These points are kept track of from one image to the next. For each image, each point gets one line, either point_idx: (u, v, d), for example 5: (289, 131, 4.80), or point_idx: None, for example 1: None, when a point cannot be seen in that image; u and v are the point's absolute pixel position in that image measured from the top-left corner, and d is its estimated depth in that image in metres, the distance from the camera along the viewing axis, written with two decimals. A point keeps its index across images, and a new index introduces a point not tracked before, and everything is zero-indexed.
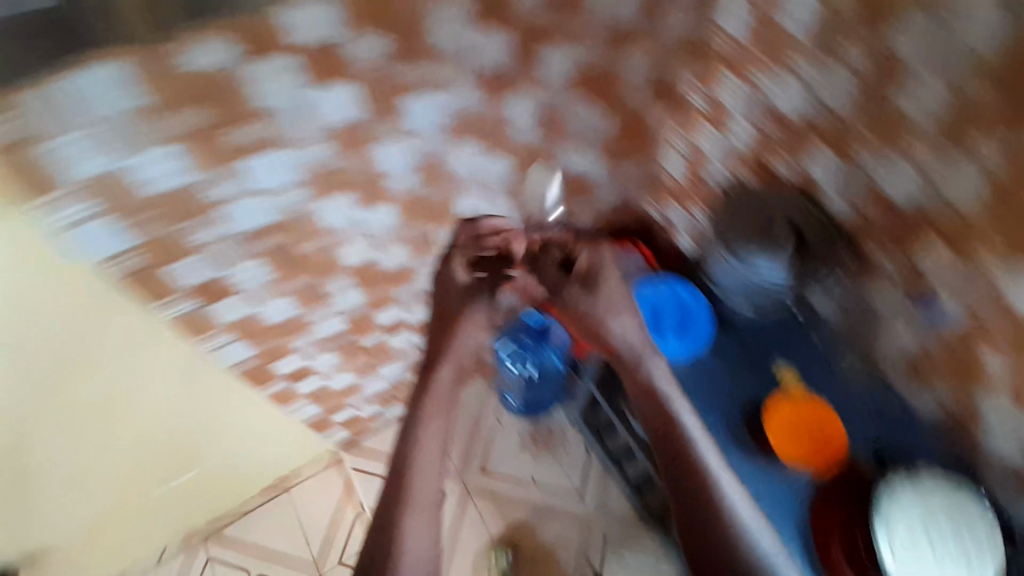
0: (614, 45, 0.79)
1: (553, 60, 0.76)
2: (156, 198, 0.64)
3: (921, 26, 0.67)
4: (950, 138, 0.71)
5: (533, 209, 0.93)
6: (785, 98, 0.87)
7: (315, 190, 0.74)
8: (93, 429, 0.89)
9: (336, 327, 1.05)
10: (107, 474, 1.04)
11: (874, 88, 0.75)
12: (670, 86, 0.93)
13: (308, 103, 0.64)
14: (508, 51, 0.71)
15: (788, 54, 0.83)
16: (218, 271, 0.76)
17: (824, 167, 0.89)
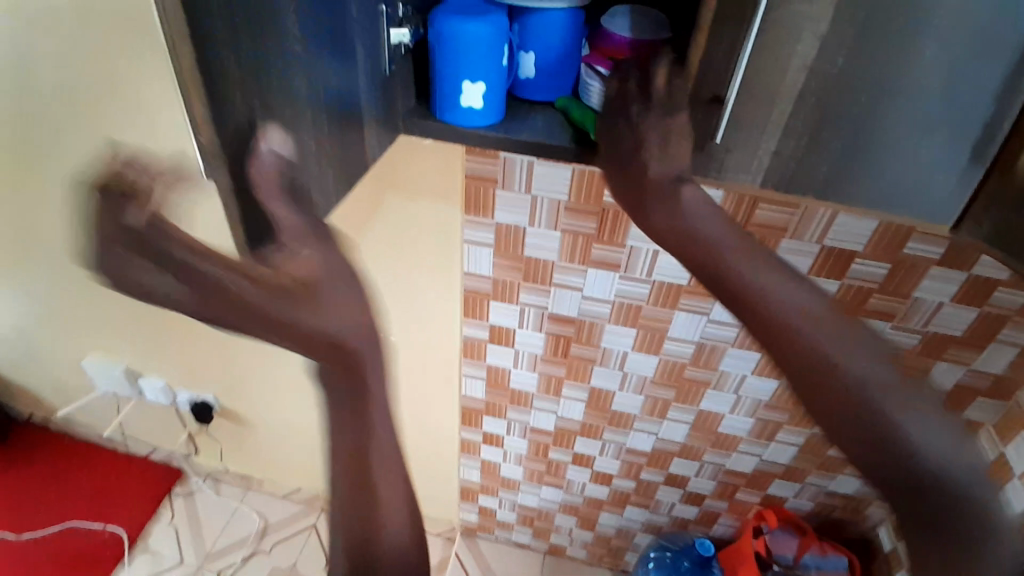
0: (862, 242, 0.74)
1: (584, 203, 0.79)
2: (467, 189, 0.82)
3: (890, 235, 0.72)
4: (898, 328, 0.81)
5: (671, 317, 0.88)
6: (938, 317, 0.78)
7: (503, 236, 0.86)
8: (207, 314, 1.15)
9: (548, 399, 1.08)
10: (224, 354, 1.23)
11: (949, 316, 0.78)
12: (841, 266, 0.76)
13: (507, 204, 0.82)
14: (575, 187, 0.78)
15: (901, 249, 0.73)
16: (487, 271, 0.91)
17: (944, 320, 0.79)
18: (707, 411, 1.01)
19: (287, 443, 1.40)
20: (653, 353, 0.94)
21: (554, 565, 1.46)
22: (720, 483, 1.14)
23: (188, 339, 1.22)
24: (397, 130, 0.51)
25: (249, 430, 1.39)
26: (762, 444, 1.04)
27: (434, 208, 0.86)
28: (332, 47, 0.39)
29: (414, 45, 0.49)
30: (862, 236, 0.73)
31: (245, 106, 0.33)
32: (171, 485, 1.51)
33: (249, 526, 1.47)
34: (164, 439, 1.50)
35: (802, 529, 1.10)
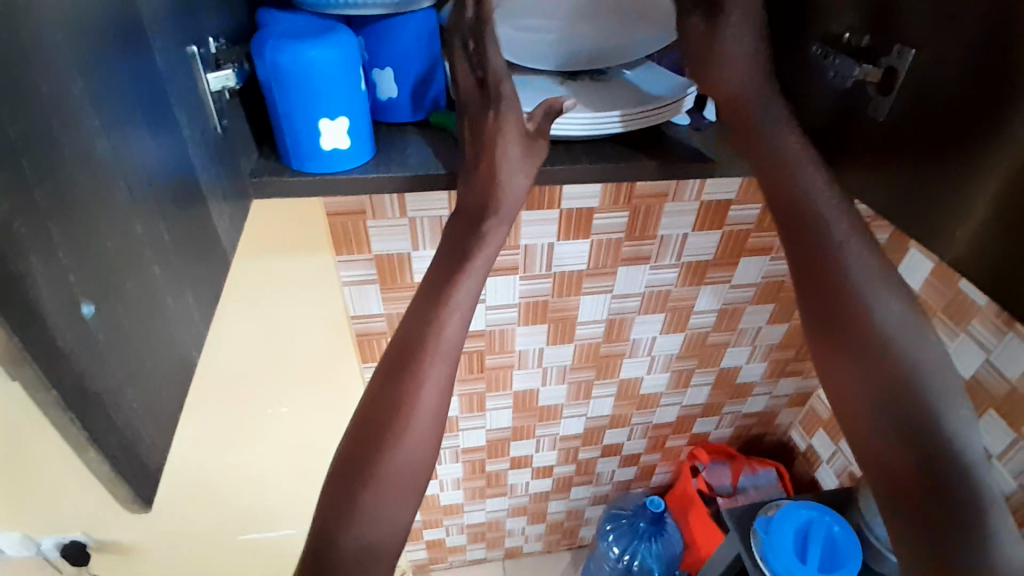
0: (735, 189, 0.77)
1: None
2: (333, 228, 0.72)
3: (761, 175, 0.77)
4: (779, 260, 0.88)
5: (577, 303, 0.86)
6: None
7: (385, 268, 0.77)
8: (32, 451, 0.90)
9: (474, 417, 1.02)
10: (71, 489, 0.98)
11: None
12: (721, 215, 0.79)
13: (384, 233, 0.73)
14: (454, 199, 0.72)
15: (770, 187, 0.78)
16: (378, 309, 0.81)
17: None
18: (628, 379, 1.02)
19: (185, 557, 1.18)
20: (568, 341, 0.92)
21: (515, 567, 1.43)
22: (651, 438, 1.18)
23: (13, 487, 0.95)
24: (250, 197, 0.39)
25: (132, 559, 1.15)
26: (681, 392, 1.08)
27: (298, 255, 0.74)
28: (147, 124, 0.26)
29: (241, 86, 0.38)
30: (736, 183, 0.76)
31: (42, 256, 0.19)
32: None
33: None
34: None
35: (731, 455, 1.19)
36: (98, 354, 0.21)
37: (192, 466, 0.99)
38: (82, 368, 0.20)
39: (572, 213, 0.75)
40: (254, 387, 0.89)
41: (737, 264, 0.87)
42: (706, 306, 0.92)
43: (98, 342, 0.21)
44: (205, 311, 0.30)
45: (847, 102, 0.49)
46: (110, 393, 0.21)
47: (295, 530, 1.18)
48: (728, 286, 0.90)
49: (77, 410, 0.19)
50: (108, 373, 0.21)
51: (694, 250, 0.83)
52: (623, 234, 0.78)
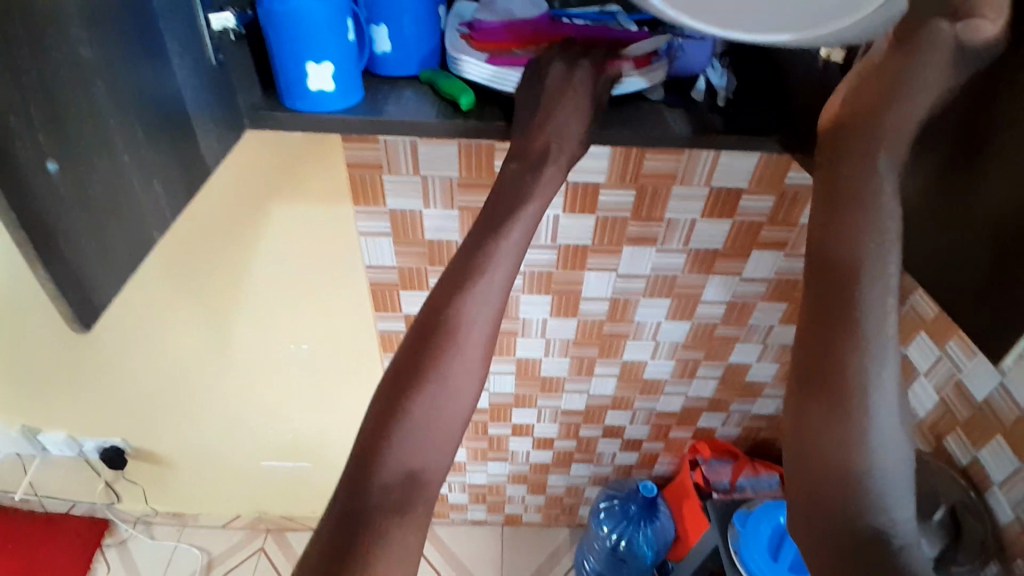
0: (748, 179, 0.77)
1: (478, 176, 0.76)
2: (352, 178, 0.77)
3: (776, 167, 0.76)
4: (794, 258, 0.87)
5: (582, 278, 0.88)
6: None
7: (399, 223, 0.82)
8: (86, 354, 1.03)
9: None
10: (119, 395, 1.11)
11: None
12: (731, 204, 0.80)
13: (399, 188, 0.78)
14: (465, 162, 0.75)
15: (784, 181, 0.78)
16: (391, 261, 0.87)
17: None
18: (632, 362, 1.03)
19: (213, 473, 1.31)
20: (571, 316, 0.94)
21: (513, 534, 1.48)
22: (654, 426, 1.18)
23: (71, 385, 1.09)
24: (243, 129, 0.45)
25: (167, 468, 1.29)
26: (686, 382, 1.08)
27: (321, 202, 0.81)
28: (137, 43, 0.32)
29: (243, 28, 0.43)
30: (749, 172, 0.77)
31: (24, 121, 0.25)
32: (98, 539, 1.39)
33: (168, 552, 1.39)
34: (77, 492, 1.36)
35: (734, 455, 1.18)
36: (59, 204, 0.28)
37: (222, 390, 1.09)
38: (44, 210, 0.27)
39: (579, 187, 0.77)
40: (277, 323, 0.97)
41: (748, 257, 0.86)
42: (715, 297, 0.92)
43: (59, 193, 0.28)
44: (174, 205, 0.37)
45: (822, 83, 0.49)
46: (64, 235, 0.28)
47: (310, 463, 1.28)
48: (738, 279, 0.89)
49: (32, 234, 0.26)
50: (67, 219, 0.28)
51: (703, 238, 0.83)
52: (629, 213, 0.80)
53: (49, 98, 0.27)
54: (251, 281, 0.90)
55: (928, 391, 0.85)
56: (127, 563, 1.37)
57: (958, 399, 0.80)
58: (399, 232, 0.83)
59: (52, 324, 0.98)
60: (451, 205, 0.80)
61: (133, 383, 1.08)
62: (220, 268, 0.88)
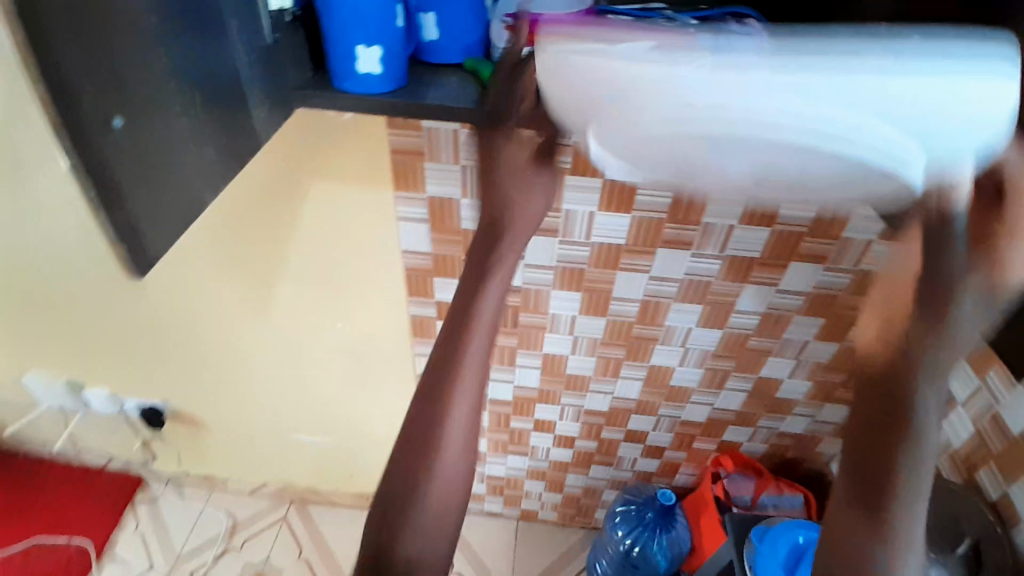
0: None
1: None
2: (395, 164, 0.80)
3: None
4: (833, 273, 0.85)
5: (612, 278, 0.88)
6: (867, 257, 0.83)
7: (436, 210, 0.84)
8: (136, 317, 1.09)
9: (504, 371, 1.08)
10: (164, 358, 1.17)
11: (880, 253, 0.82)
12: (771, 212, 0.78)
13: (439, 175, 0.80)
14: None
15: None
16: (426, 248, 0.89)
17: (875, 257, 0.83)
18: (658, 366, 1.02)
19: (244, 441, 1.36)
20: (600, 315, 0.94)
21: (528, 529, 1.48)
22: (677, 435, 1.17)
23: (120, 344, 1.16)
24: (291, 104, 0.48)
25: (203, 431, 1.35)
26: (714, 392, 1.06)
27: (363, 185, 0.83)
28: (185, 13, 0.35)
29: (299, 11, 0.46)
30: None
31: (94, 90, 0.33)
32: (134, 494, 1.47)
33: (198, 513, 1.46)
34: (119, 447, 1.45)
35: (759, 472, 1.15)
36: (115, 151, 0.35)
37: (259, 360, 1.14)
38: (102, 154, 0.35)
39: (615, 186, 0.77)
40: (314, 300, 1.01)
41: (786, 268, 0.85)
42: (748, 307, 0.90)
43: (117, 142, 0.35)
44: (225, 165, 0.42)
45: None
46: (123, 188, 0.36)
47: (337, 440, 1.32)
48: (773, 290, 0.88)
49: (92, 173, 0.34)
50: (119, 170, 0.36)
51: (739, 246, 0.82)
52: (665, 215, 0.80)
53: (117, 61, 0.33)
54: (294, 259, 0.94)
55: (964, 420, 0.81)
56: (159, 519, 1.44)
57: (993, 433, 0.77)
58: (436, 218, 0.85)
59: (108, 285, 1.04)
60: (488, 195, 0.81)
61: (176, 347, 1.14)
62: (265, 242, 0.92)
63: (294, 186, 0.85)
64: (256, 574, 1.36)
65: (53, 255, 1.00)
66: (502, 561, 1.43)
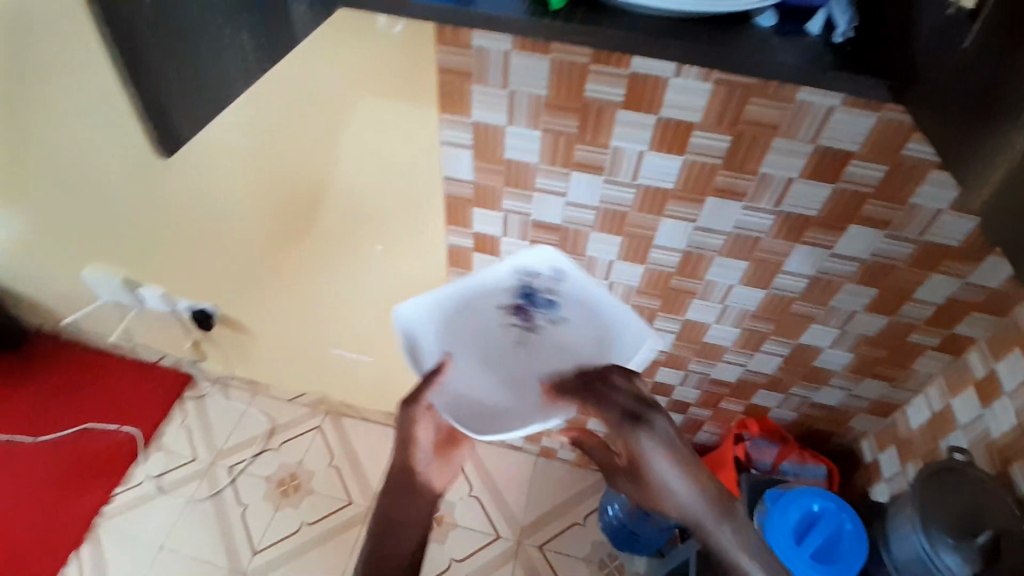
0: (860, 142, 0.70)
1: (566, 98, 0.74)
2: (442, 84, 0.77)
3: (897, 132, 0.68)
4: (896, 241, 0.79)
5: (656, 225, 0.85)
6: (937, 227, 0.76)
7: (480, 138, 0.82)
8: (192, 222, 1.13)
9: None
10: (215, 265, 1.23)
11: (952, 224, 0.76)
12: (835, 167, 0.73)
13: (486, 100, 0.77)
14: (555, 82, 0.72)
15: (902, 150, 0.69)
16: (468, 176, 0.88)
17: (947, 227, 0.76)
18: (693, 322, 1.00)
19: (286, 351, 1.43)
20: (639, 263, 0.92)
21: (545, 466, 1.53)
22: (705, 392, 1.15)
23: (174, 247, 1.21)
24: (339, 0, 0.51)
25: (248, 337, 1.42)
26: (748, 354, 1.03)
27: (408, 106, 0.82)
28: None
29: None
30: (863, 134, 0.69)
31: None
32: (183, 389, 1.58)
33: (241, 412, 1.56)
34: (171, 345, 1.55)
35: (784, 438, 1.12)
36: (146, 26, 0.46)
37: (301, 275, 1.18)
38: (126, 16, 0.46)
39: (670, 125, 0.73)
40: (355, 220, 1.02)
41: (844, 231, 0.80)
42: (796, 269, 0.86)
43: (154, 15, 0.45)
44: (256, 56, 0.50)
45: (950, 28, 0.43)
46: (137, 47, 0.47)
47: (371, 360, 1.37)
48: (827, 253, 0.83)
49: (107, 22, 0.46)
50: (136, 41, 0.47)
51: (795, 202, 0.77)
52: (720, 161, 0.75)
53: None
54: (337, 176, 0.95)
55: (1008, 412, 0.79)
56: (205, 413, 1.56)
57: None
58: (479, 145, 0.83)
59: (164, 188, 1.08)
60: (534, 125, 0.78)
61: (225, 254, 1.19)
62: (310, 156, 0.93)
63: (338, 99, 0.83)
64: (290, 473, 1.47)
65: (117, 151, 1.05)
66: (519, 493, 1.49)
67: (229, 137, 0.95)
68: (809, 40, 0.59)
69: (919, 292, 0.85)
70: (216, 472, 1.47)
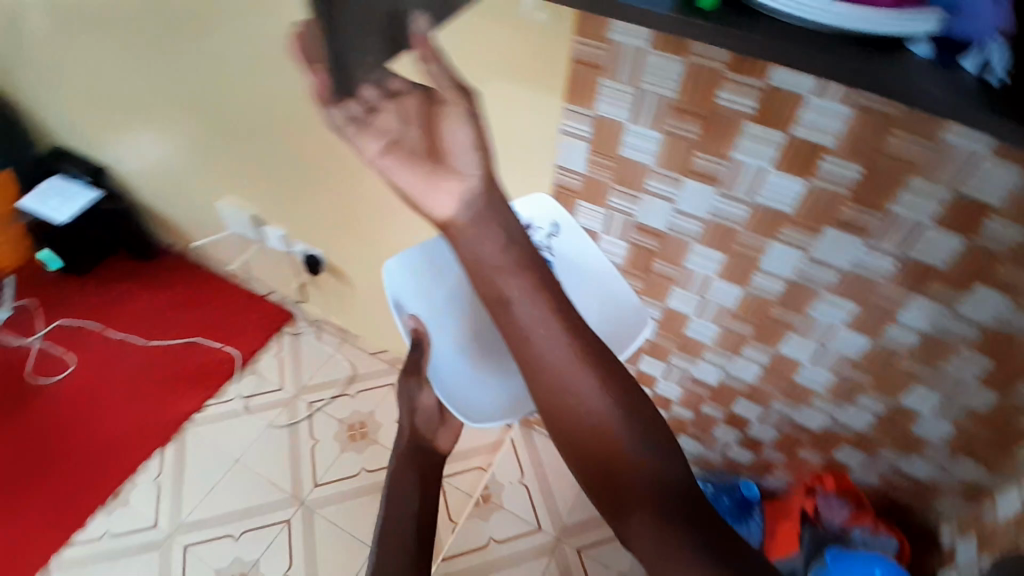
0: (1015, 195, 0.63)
1: (694, 102, 0.72)
2: (571, 73, 0.79)
3: None
4: None
5: (762, 248, 0.82)
6: None
7: (598, 133, 0.83)
8: (322, 173, 1.24)
9: None
10: (333, 216, 1.33)
11: None
12: (979, 218, 0.66)
13: (611, 95, 0.78)
14: (686, 85, 0.72)
15: None
16: (579, 168, 0.89)
17: None
18: (783, 357, 0.95)
19: (379, 307, 1.52)
20: (738, 284, 0.88)
21: None
22: (782, 434, 1.08)
23: (302, 194, 1.33)
24: None
25: (348, 288, 1.53)
26: (838, 403, 0.96)
27: (535, 91, 0.84)
28: None
29: None
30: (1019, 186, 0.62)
31: None
32: (284, 324, 1.73)
33: (328, 355, 1.68)
34: (282, 282, 1.70)
35: (861, 502, 1.04)
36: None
37: (404, 238, 1.25)
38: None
39: (799, 145, 0.70)
40: None
41: (976, 291, 0.72)
42: (913, 322, 0.79)
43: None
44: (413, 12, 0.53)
45: None
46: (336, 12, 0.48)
47: None
48: (951, 311, 0.75)
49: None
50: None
51: (924, 249, 0.71)
52: (847, 191, 0.71)
53: None
54: None
55: None
56: (298, 350, 1.70)
57: None
58: (597, 138, 0.83)
59: (304, 139, 1.19)
60: (656, 127, 0.77)
61: (344, 207, 1.28)
62: None
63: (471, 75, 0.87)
64: (360, 421, 1.57)
65: (269, 101, 1.16)
66: (568, 492, 1.49)
67: None
68: (961, 76, 0.55)
69: None
70: (297, 405, 1.60)
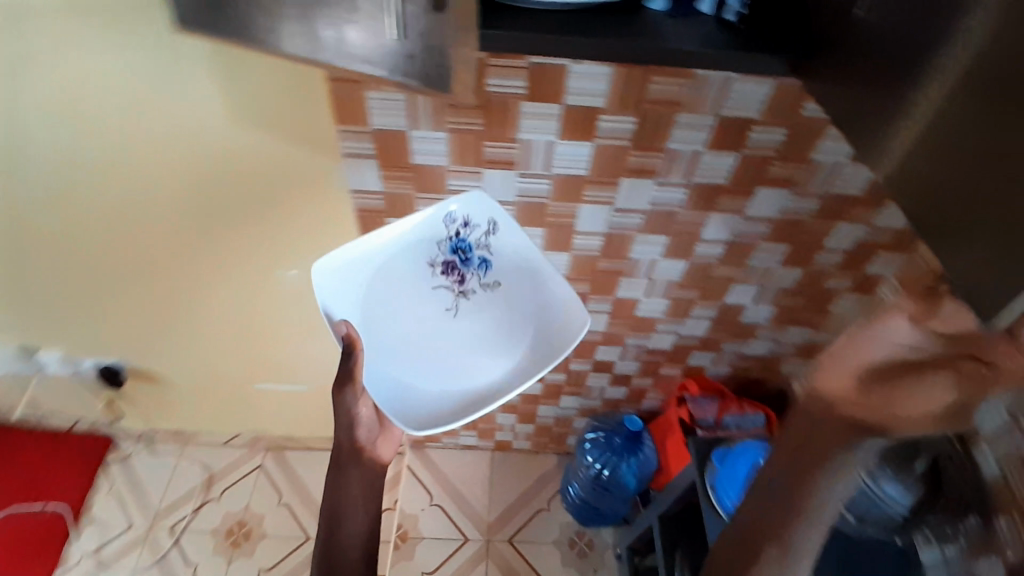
0: (758, 108, 0.72)
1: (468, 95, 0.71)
2: (334, 95, 0.72)
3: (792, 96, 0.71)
4: (801, 198, 0.83)
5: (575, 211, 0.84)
6: (836, 180, 0.80)
7: (383, 147, 0.78)
8: (84, 276, 1.01)
9: None
10: (116, 317, 1.11)
11: (849, 176, 0.80)
12: (738, 135, 0.75)
13: (384, 107, 0.73)
14: None
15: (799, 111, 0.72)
16: (376, 187, 0.83)
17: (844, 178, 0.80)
18: (624, 299, 1.01)
19: (213, 394, 1.33)
20: (564, 250, 0.91)
21: (502, 460, 1.52)
22: (644, 363, 1.17)
23: (64, 306, 1.08)
24: None
25: (167, 387, 1.31)
26: (679, 321, 1.06)
27: (303, 121, 0.76)
28: None
29: None
30: (759, 100, 0.71)
31: None
32: (102, 455, 1.44)
33: (172, 467, 1.44)
34: (82, 409, 1.40)
35: (722, 393, 1.17)
36: None
37: (213, 313, 1.09)
38: None
39: (576, 112, 0.72)
40: (263, 249, 0.94)
41: (753, 194, 0.82)
42: (714, 235, 0.88)
43: None
44: None
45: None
46: None
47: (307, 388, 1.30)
48: (740, 217, 0.85)
49: None
50: None
51: (706, 173, 0.79)
52: (629, 141, 0.75)
53: None
54: (233, 203, 0.87)
55: None
56: (132, 476, 1.42)
57: None
58: (383, 153, 0.78)
59: (40, 243, 0.96)
60: (439, 128, 0.75)
61: (124, 304, 1.07)
62: (198, 184, 0.85)
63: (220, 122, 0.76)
64: (239, 521, 1.38)
65: None
66: (481, 492, 1.47)
67: (106, 178, 0.84)
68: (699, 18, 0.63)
69: (828, 241, 0.89)
70: (155, 537, 1.35)
